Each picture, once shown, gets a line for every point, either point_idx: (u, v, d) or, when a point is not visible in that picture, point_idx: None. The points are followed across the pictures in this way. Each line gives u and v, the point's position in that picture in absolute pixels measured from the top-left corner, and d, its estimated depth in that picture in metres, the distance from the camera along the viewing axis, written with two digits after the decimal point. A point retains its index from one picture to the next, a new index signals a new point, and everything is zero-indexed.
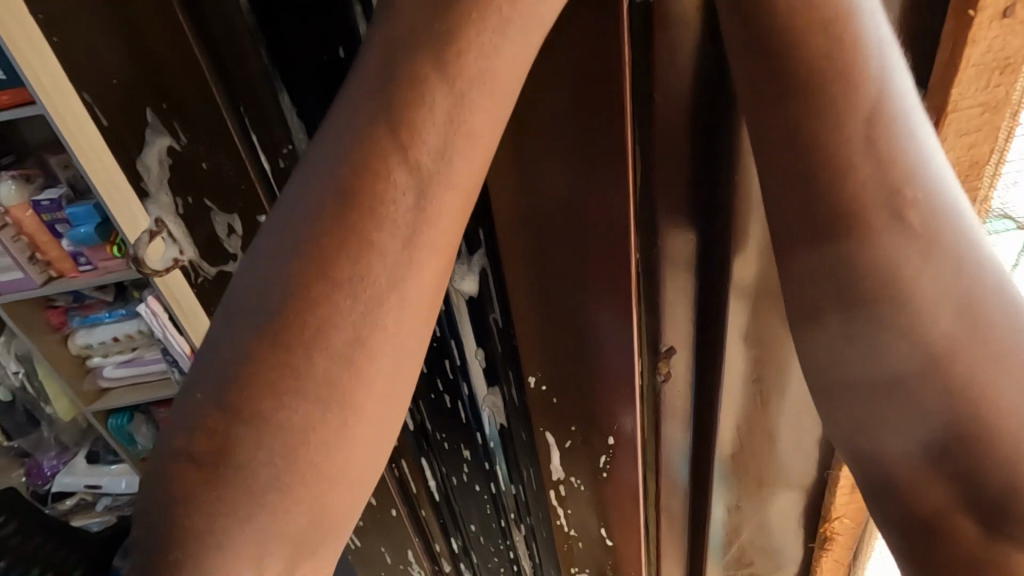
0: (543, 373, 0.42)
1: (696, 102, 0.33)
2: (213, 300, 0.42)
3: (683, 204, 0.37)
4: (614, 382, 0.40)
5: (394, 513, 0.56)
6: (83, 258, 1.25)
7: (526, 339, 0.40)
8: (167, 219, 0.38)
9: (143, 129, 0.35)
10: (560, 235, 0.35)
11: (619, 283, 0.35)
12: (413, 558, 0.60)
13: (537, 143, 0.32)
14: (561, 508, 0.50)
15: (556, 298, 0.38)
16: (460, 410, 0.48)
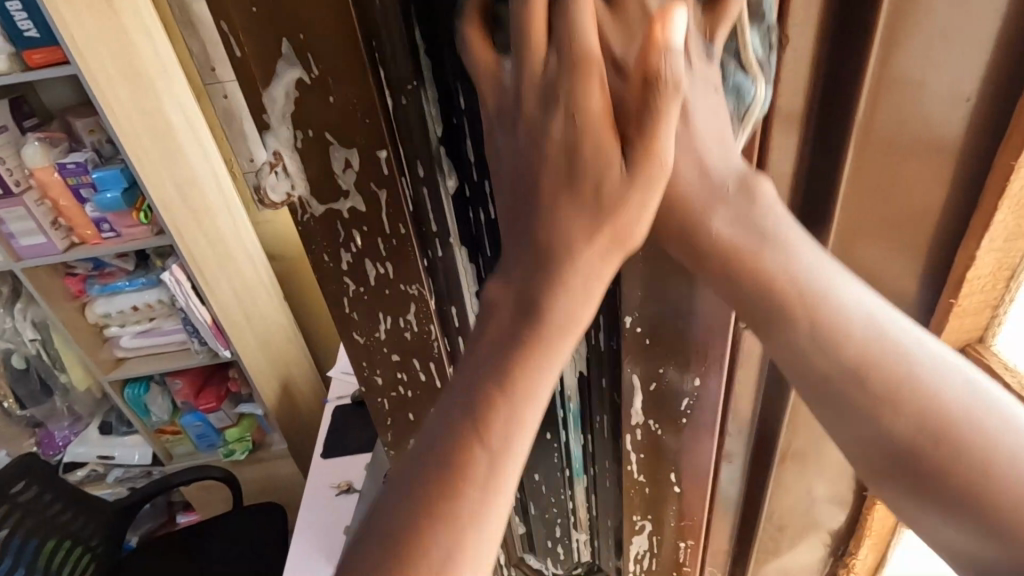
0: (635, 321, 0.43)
1: (814, 58, 0.34)
2: (316, 238, 0.43)
3: (792, 157, 0.38)
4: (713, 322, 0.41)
5: None
6: (106, 225, 1.25)
7: (628, 287, 0.41)
8: (285, 153, 0.39)
9: (276, 61, 0.36)
10: None
11: None
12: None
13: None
14: (634, 454, 0.52)
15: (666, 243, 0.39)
16: None
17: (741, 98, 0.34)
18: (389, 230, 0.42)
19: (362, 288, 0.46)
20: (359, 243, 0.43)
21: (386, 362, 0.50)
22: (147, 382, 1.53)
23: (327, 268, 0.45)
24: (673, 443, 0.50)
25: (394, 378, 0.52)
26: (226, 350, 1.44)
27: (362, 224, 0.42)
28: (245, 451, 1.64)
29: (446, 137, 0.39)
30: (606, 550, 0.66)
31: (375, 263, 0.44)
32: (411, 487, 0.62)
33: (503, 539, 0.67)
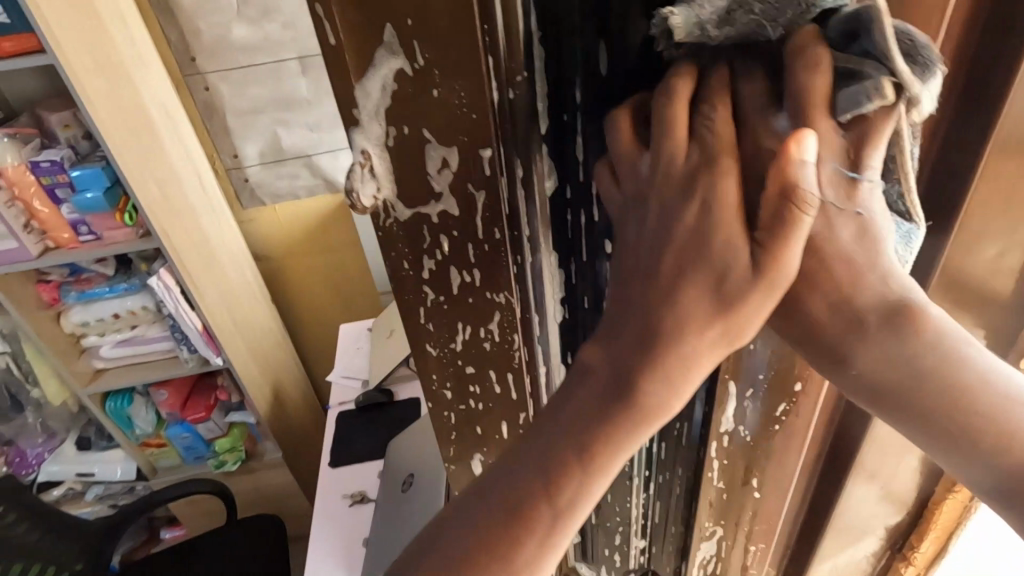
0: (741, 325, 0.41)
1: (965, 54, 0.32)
2: (396, 243, 0.40)
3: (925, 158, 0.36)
4: None
5: None
6: (84, 227, 1.16)
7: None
8: (373, 152, 0.35)
9: (376, 49, 0.32)
10: None
11: None
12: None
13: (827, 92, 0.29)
14: (716, 461, 0.50)
15: None
16: None
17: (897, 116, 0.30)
18: (482, 235, 0.39)
19: (441, 297, 0.42)
20: (446, 248, 0.40)
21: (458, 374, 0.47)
22: (130, 393, 1.44)
23: (406, 276, 0.41)
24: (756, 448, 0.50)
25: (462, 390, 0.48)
26: (218, 357, 1.37)
27: (452, 228, 0.38)
28: (237, 461, 1.56)
29: (549, 134, 0.36)
30: (666, 557, 0.65)
31: (461, 270, 0.41)
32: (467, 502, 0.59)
33: None
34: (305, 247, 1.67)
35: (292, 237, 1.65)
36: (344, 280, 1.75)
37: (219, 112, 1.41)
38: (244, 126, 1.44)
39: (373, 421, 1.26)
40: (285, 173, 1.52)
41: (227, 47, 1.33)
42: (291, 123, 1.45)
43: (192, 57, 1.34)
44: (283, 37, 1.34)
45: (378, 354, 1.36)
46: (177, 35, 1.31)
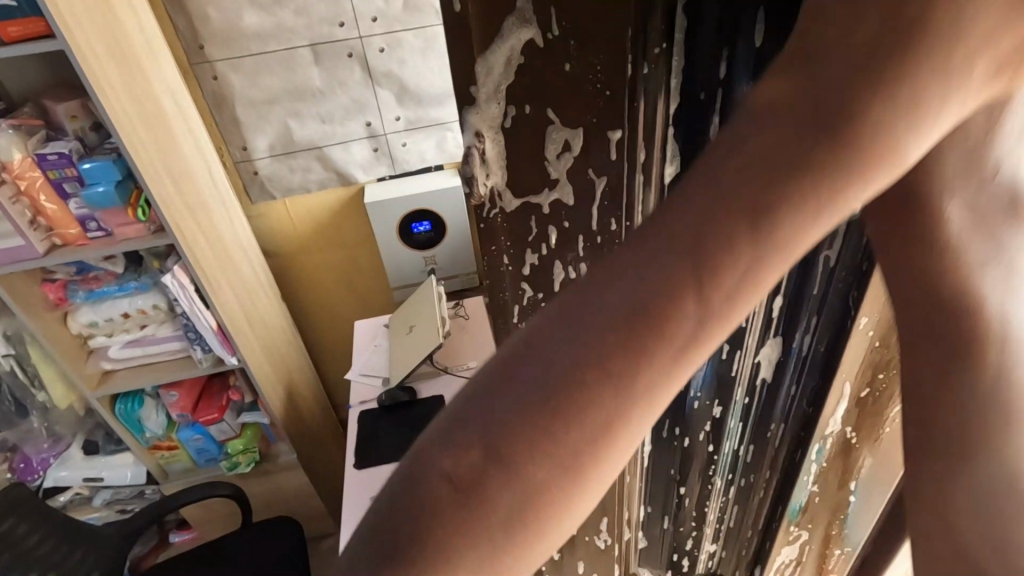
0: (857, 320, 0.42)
1: None
2: (498, 239, 0.36)
3: None
4: None
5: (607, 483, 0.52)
6: (93, 223, 1.10)
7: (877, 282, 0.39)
8: (487, 135, 0.32)
9: (505, 17, 0.28)
10: None
11: None
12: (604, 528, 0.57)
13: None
14: (814, 463, 0.51)
15: None
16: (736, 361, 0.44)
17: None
18: (597, 228, 0.35)
19: (540, 296, 0.39)
20: (553, 244, 0.36)
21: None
22: (141, 395, 1.39)
23: (504, 273, 0.38)
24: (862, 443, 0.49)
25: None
26: (233, 356, 1.32)
27: (564, 220, 0.35)
28: (251, 463, 1.52)
29: (678, 113, 0.32)
30: (737, 562, 0.62)
31: (567, 266, 0.37)
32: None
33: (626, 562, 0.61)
34: (317, 242, 1.63)
35: (303, 232, 1.61)
36: (356, 276, 1.70)
37: (228, 103, 1.36)
38: (254, 117, 1.39)
39: (398, 420, 1.23)
40: (297, 166, 1.47)
41: (237, 34, 1.28)
42: (303, 114, 1.40)
43: (200, 45, 1.28)
44: (296, 24, 1.29)
45: (398, 352, 1.33)
46: (184, 22, 1.25)
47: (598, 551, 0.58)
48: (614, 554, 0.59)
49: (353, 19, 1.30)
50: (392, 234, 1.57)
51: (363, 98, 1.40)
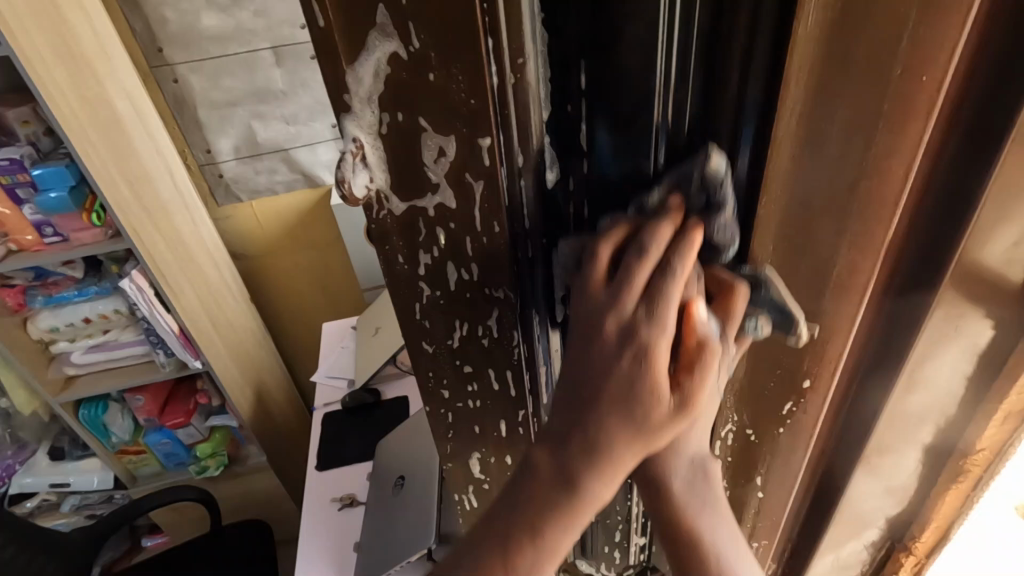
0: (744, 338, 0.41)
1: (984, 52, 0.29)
2: (391, 237, 0.38)
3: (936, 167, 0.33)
4: (835, 329, 0.40)
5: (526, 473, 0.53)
6: (49, 228, 1.10)
7: None
8: (366, 141, 0.33)
9: (367, 32, 0.30)
10: (841, 155, 0.33)
11: (877, 202, 0.34)
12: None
13: (844, 78, 0.30)
14: (720, 461, 0.50)
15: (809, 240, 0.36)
16: None
17: (920, 93, 0.30)
18: (481, 229, 0.36)
19: (438, 293, 0.40)
20: (444, 243, 0.37)
21: (455, 371, 0.45)
22: (106, 400, 1.39)
23: (402, 271, 0.39)
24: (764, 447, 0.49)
25: (461, 389, 0.46)
26: (196, 361, 1.32)
27: (449, 221, 0.36)
28: (220, 466, 1.52)
29: (551, 123, 0.35)
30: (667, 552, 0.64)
31: (459, 266, 0.39)
32: (464, 501, 0.56)
33: None
34: (285, 243, 1.63)
35: (270, 234, 1.61)
36: (325, 277, 1.71)
37: (190, 106, 1.36)
38: (216, 120, 1.38)
39: (360, 422, 1.23)
40: (262, 168, 1.47)
41: (196, 37, 1.28)
42: (266, 116, 1.40)
43: (159, 48, 1.28)
44: (255, 26, 1.28)
45: (363, 353, 1.33)
46: (142, 25, 1.25)
47: None
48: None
49: None
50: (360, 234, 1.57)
51: (326, 100, 1.40)
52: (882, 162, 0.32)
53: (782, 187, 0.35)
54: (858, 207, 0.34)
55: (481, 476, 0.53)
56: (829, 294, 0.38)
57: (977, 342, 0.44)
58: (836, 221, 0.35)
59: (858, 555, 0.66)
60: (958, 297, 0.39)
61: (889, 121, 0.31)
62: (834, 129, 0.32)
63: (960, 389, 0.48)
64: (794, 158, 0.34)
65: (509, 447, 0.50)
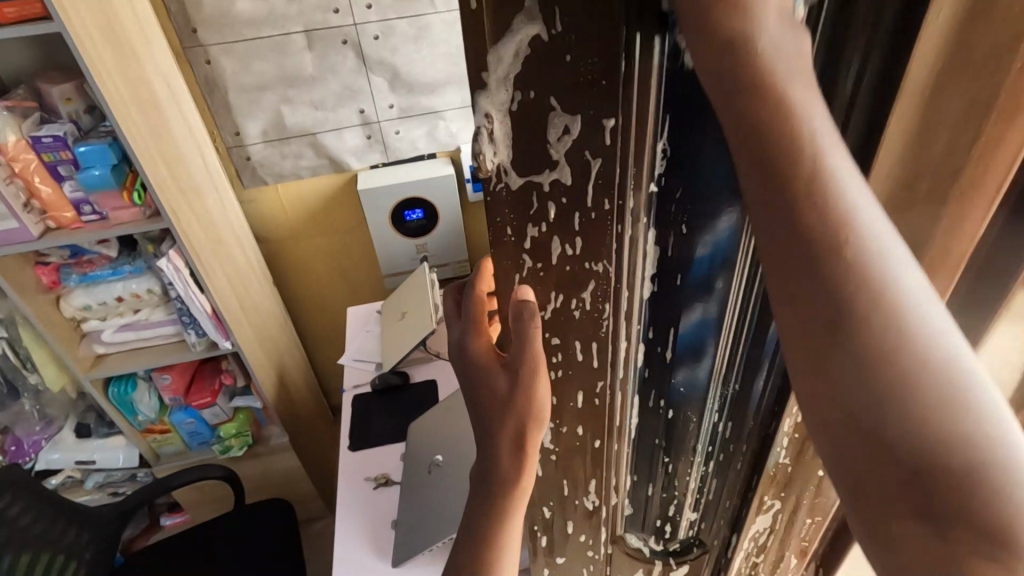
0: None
1: None
2: (501, 209, 0.40)
3: None
4: None
5: (597, 446, 0.56)
6: (87, 206, 1.11)
7: None
8: (496, 116, 0.36)
9: (514, 16, 0.32)
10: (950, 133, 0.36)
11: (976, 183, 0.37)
12: (591, 489, 0.60)
13: (963, 63, 0.34)
14: (785, 440, 0.54)
15: (907, 214, 0.40)
16: (720, 337, 0.49)
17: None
18: (591, 205, 0.39)
19: (538, 265, 0.43)
20: (553, 216, 0.40)
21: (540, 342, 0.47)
22: (133, 378, 1.40)
23: (507, 243, 0.42)
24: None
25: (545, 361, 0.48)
26: (226, 340, 1.33)
27: (562, 197, 0.39)
28: (243, 446, 1.54)
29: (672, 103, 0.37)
30: (716, 528, 0.67)
31: (564, 240, 0.41)
32: None
33: (610, 528, 0.65)
34: (310, 228, 1.64)
35: (296, 218, 1.62)
36: (347, 262, 1.72)
37: (221, 88, 1.36)
38: (247, 102, 1.39)
39: (390, 403, 1.25)
40: (290, 152, 1.48)
41: (230, 20, 1.28)
42: (296, 100, 1.41)
43: (193, 29, 1.28)
44: (289, 10, 1.29)
45: (391, 336, 1.35)
46: (177, 6, 1.25)
47: (585, 508, 0.62)
48: (600, 515, 0.62)
49: (347, 5, 1.30)
50: (383, 219, 1.58)
51: (356, 86, 1.41)
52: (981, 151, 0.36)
53: (891, 161, 0.38)
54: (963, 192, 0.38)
55: (550, 446, 0.56)
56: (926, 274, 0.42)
57: None
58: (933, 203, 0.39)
59: None
60: None
61: (995, 106, 0.34)
62: (944, 119, 0.36)
63: (1015, 373, 0.50)
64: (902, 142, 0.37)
65: (584, 415, 0.53)
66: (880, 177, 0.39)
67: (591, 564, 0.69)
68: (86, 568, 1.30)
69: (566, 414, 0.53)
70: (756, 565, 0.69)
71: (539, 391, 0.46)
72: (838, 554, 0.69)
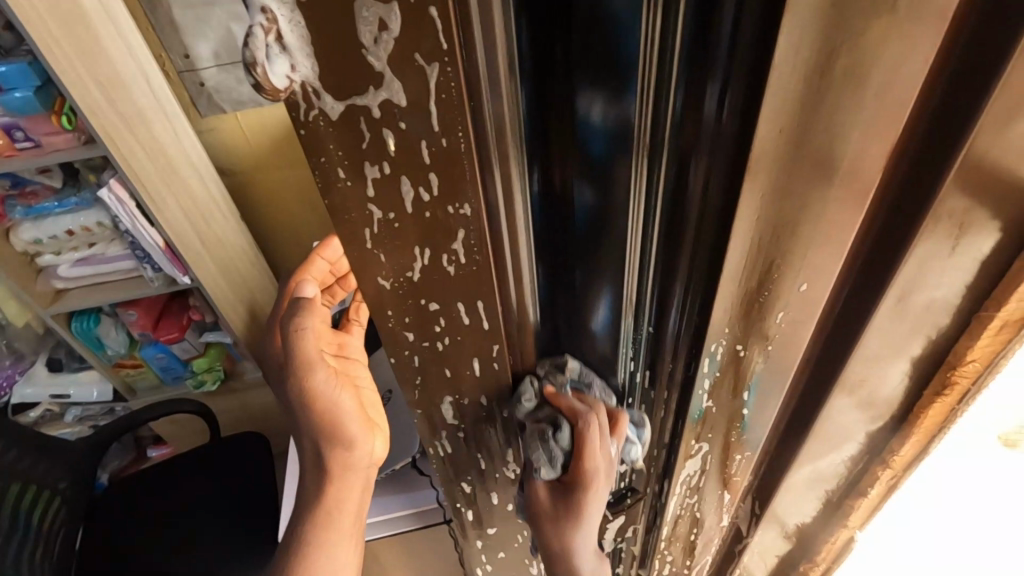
0: (729, 264, 0.40)
1: None
2: (325, 143, 0.35)
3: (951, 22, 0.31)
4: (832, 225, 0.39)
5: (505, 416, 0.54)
6: (19, 132, 1.06)
7: (747, 210, 0.37)
8: (278, 12, 0.30)
9: None
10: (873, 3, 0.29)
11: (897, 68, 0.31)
12: (510, 458, 0.58)
13: None
14: (705, 386, 0.51)
15: (819, 121, 0.34)
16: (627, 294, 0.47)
17: None
18: (438, 128, 0.34)
19: (391, 215, 0.39)
20: (393, 149, 0.35)
21: (417, 309, 0.44)
22: (97, 313, 1.38)
23: (343, 188, 0.37)
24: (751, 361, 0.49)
25: (427, 330, 0.46)
26: (185, 276, 1.32)
27: (400, 120, 0.34)
28: (216, 381, 1.55)
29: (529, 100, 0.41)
30: (650, 478, 0.64)
31: (415, 180, 0.37)
32: (438, 448, 0.57)
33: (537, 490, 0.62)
34: (271, 152, 1.55)
35: (259, 149, 1.55)
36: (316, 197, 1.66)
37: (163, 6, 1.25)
38: (194, 21, 1.27)
39: None
40: (244, 77, 1.38)
41: None
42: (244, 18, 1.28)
43: None
44: None
45: None
46: None
47: (506, 479, 0.60)
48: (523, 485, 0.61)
49: None
50: None
51: None
52: (896, 22, 0.29)
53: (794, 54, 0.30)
54: (887, 86, 0.32)
55: (455, 422, 0.54)
56: (827, 184, 0.37)
57: (975, 253, 0.41)
58: (846, 96, 0.32)
59: (833, 469, 0.66)
60: (959, 188, 0.36)
61: None
62: None
63: (956, 298, 0.45)
64: (816, 18, 0.29)
65: (485, 384, 0.51)
66: (779, 80, 0.31)
67: (523, 531, 0.68)
68: (61, 497, 1.33)
69: (466, 386, 0.51)
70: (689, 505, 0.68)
71: (320, 383, 0.63)
72: (774, 486, 0.67)
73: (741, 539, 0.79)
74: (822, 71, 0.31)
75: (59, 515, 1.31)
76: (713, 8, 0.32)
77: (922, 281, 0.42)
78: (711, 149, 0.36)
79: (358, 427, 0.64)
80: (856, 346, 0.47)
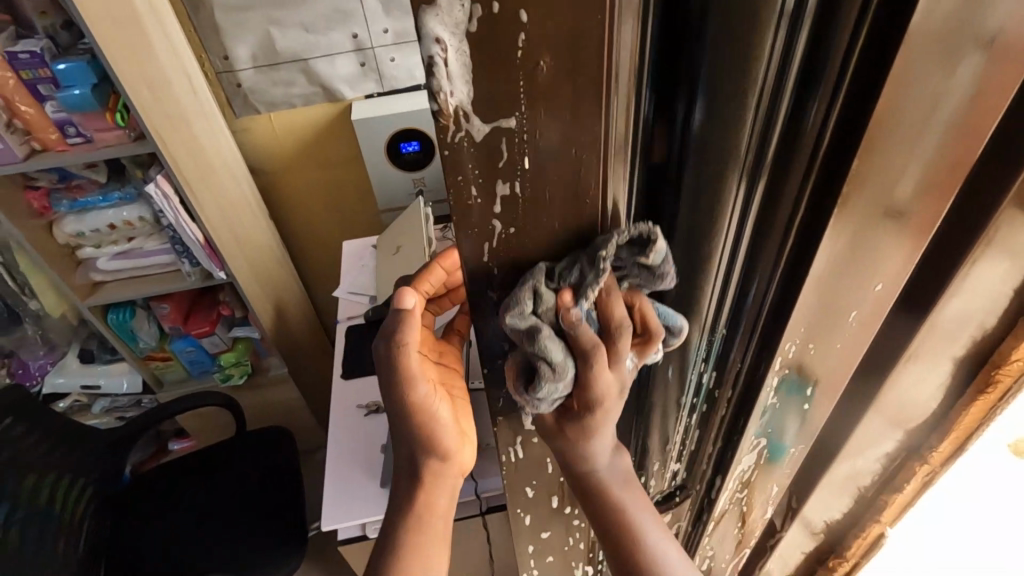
0: (816, 267, 0.45)
1: None
2: (465, 164, 0.38)
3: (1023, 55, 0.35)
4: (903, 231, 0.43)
5: None
6: (71, 128, 1.10)
7: (838, 224, 0.42)
8: (450, 42, 0.33)
9: None
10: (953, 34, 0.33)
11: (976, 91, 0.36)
12: None
13: None
14: (774, 382, 0.55)
15: (908, 139, 0.38)
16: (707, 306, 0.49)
17: None
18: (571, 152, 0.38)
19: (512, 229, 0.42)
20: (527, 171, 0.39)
21: None
22: (132, 307, 1.41)
23: (473, 206, 0.40)
24: (812, 358, 0.53)
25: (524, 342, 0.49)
26: (221, 270, 1.34)
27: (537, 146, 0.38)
28: (243, 376, 1.58)
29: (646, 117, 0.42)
30: (701, 474, 0.67)
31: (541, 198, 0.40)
32: (511, 452, 0.59)
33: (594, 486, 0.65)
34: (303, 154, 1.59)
35: (290, 149, 1.58)
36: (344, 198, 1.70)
37: (206, 7, 1.30)
38: (234, 22, 1.32)
39: None
40: (280, 79, 1.42)
41: None
42: (283, 22, 1.33)
43: None
44: None
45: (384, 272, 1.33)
46: None
47: (569, 481, 0.63)
48: None
49: None
50: (380, 153, 1.54)
51: (347, 6, 1.33)
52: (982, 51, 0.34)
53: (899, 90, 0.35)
54: (968, 107, 0.36)
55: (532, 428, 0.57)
56: (902, 197, 0.41)
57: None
58: (923, 118, 0.37)
59: (871, 465, 0.69)
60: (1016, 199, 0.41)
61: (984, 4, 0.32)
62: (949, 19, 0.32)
63: (1005, 302, 0.48)
64: (901, 50, 0.33)
65: None
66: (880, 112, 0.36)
67: (575, 530, 0.70)
68: (93, 487, 1.35)
69: None
70: (733, 500, 0.71)
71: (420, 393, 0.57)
72: (814, 481, 0.70)
73: (774, 533, 0.81)
74: (918, 95, 0.35)
75: (91, 504, 1.33)
76: (825, 54, 0.35)
77: (975, 284, 0.46)
78: (805, 172, 0.40)
79: (453, 437, 0.61)
80: (908, 343, 0.51)
